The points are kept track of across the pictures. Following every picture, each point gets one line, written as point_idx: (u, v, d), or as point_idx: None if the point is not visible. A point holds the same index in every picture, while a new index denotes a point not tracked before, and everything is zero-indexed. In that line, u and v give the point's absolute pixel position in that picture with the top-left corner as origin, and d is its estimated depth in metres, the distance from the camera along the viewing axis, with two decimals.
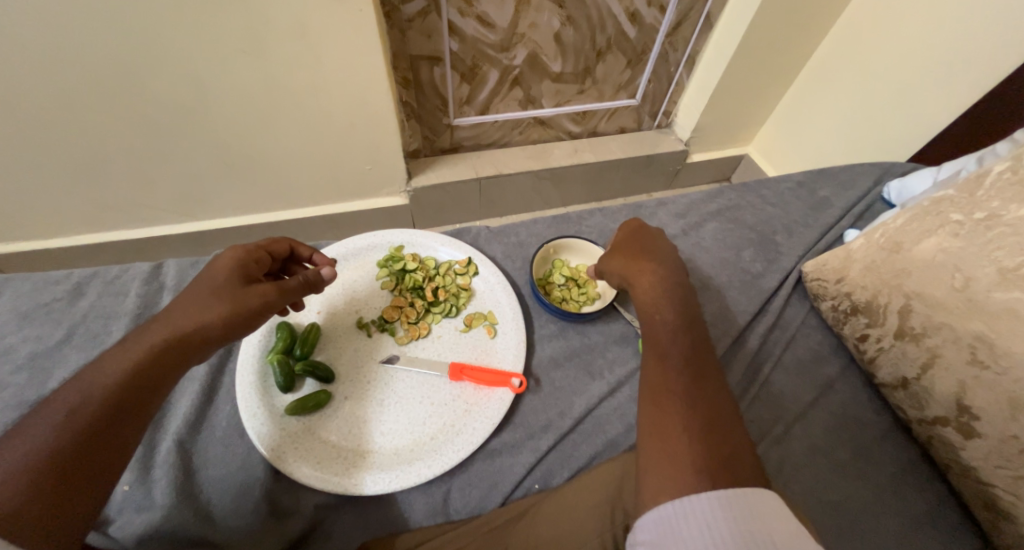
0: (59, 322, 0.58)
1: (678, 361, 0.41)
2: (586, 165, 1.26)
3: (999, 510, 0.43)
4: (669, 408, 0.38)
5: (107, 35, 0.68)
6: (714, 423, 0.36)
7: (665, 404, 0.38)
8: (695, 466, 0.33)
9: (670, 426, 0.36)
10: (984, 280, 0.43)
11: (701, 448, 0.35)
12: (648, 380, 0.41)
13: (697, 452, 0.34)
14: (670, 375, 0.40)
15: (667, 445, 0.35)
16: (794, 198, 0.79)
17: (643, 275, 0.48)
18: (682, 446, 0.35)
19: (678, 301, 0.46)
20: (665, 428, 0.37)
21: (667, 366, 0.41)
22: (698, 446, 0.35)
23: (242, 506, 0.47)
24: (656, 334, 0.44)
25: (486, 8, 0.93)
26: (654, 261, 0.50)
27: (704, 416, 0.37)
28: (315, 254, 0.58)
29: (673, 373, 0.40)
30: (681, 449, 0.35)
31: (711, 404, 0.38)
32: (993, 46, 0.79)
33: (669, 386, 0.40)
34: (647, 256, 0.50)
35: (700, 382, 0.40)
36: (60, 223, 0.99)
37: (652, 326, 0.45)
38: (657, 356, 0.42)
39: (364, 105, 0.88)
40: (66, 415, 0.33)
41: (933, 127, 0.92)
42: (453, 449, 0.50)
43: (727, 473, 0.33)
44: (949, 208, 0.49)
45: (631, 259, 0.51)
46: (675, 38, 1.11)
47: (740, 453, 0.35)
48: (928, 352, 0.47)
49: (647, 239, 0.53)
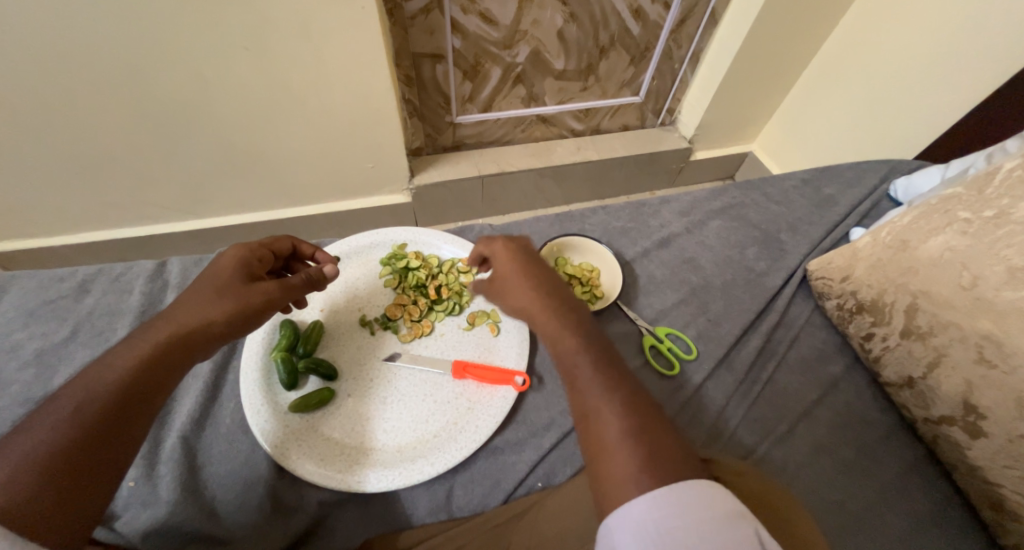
0: (64, 320, 0.58)
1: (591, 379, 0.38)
2: (589, 163, 1.25)
3: (1006, 509, 0.43)
4: (600, 428, 0.35)
5: (107, 32, 0.68)
6: (647, 426, 0.34)
7: (596, 425, 0.35)
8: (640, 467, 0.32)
9: (612, 444, 0.34)
10: (992, 279, 0.42)
11: (640, 455, 0.33)
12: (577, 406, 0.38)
13: (639, 458, 0.32)
14: (592, 393, 0.37)
15: (611, 467, 0.33)
16: (798, 196, 0.78)
17: (526, 299, 0.46)
18: (626, 459, 0.33)
19: (573, 315, 0.44)
20: (607, 449, 0.34)
21: (587, 384, 0.38)
22: (639, 454, 0.33)
23: (246, 502, 0.47)
24: (565, 355, 0.40)
25: (489, 5, 0.92)
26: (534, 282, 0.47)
27: (638, 422, 0.35)
28: (318, 252, 0.57)
29: (597, 389, 0.37)
30: (624, 461, 0.33)
31: (642, 406, 0.36)
32: (1001, 41, 0.78)
33: (595, 404, 0.36)
34: (525, 274, 0.48)
35: (624, 387, 0.37)
36: (64, 221, 1.00)
37: (563, 348, 0.41)
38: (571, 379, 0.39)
39: (366, 102, 0.88)
40: (72, 412, 0.33)
41: (940, 124, 0.91)
42: (456, 447, 0.50)
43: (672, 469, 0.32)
44: (958, 206, 0.48)
45: (511, 280, 0.49)
46: (679, 34, 1.10)
47: (680, 449, 0.33)
48: (935, 351, 0.47)
49: (520, 254, 0.51)
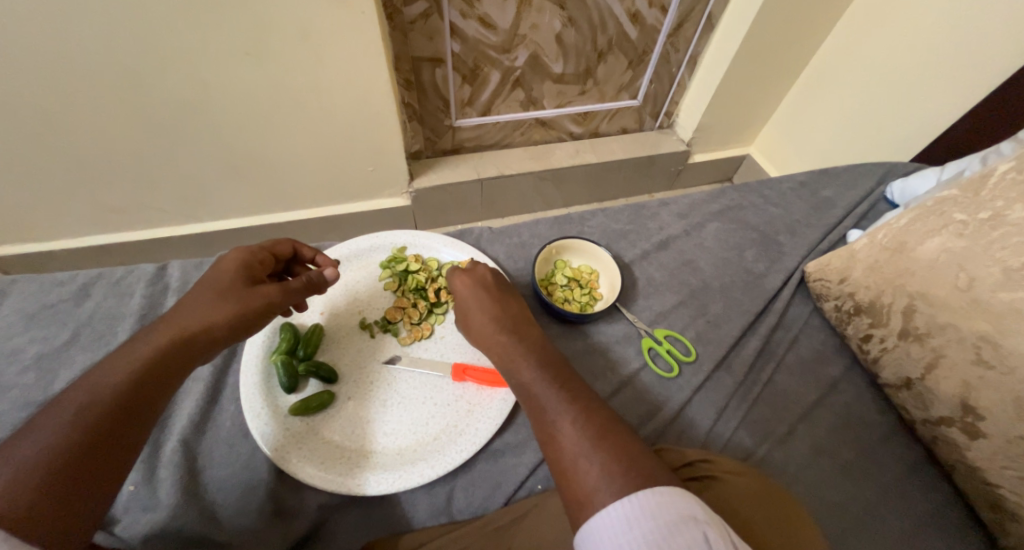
0: (64, 324, 0.58)
1: (552, 401, 0.40)
2: (588, 166, 1.26)
3: (1005, 510, 0.43)
4: (562, 445, 0.36)
5: (108, 36, 0.68)
6: (605, 435, 0.36)
7: (558, 443, 0.37)
8: (612, 476, 0.33)
9: (577, 458, 0.35)
10: (988, 281, 0.43)
11: (601, 463, 0.34)
12: (541, 427, 0.39)
13: (601, 466, 0.34)
14: (553, 412, 0.39)
15: (576, 481, 0.34)
16: (795, 198, 0.79)
17: (486, 327, 0.48)
18: (588, 469, 0.34)
19: (529, 342, 0.46)
20: (571, 464, 0.35)
21: (549, 405, 0.39)
22: (601, 463, 0.34)
23: (246, 506, 0.47)
24: (525, 381, 0.42)
25: (488, 10, 0.93)
26: (492, 314, 0.49)
27: (598, 433, 0.36)
28: (318, 255, 0.58)
29: (558, 408, 0.39)
30: (588, 471, 0.34)
31: (601, 417, 0.38)
32: (996, 44, 0.79)
33: (558, 422, 0.38)
34: (486, 302, 0.51)
35: (584, 403, 0.39)
36: (64, 225, 1.00)
37: (528, 372, 0.43)
38: (532, 403, 0.41)
39: (365, 105, 0.88)
40: (73, 415, 0.33)
41: (937, 127, 0.91)
42: (455, 450, 0.50)
43: (638, 473, 0.33)
44: (953, 208, 0.48)
45: (473, 308, 0.51)
46: (677, 39, 1.11)
47: (643, 451, 0.35)
48: (933, 351, 0.47)
49: (480, 282, 0.53)
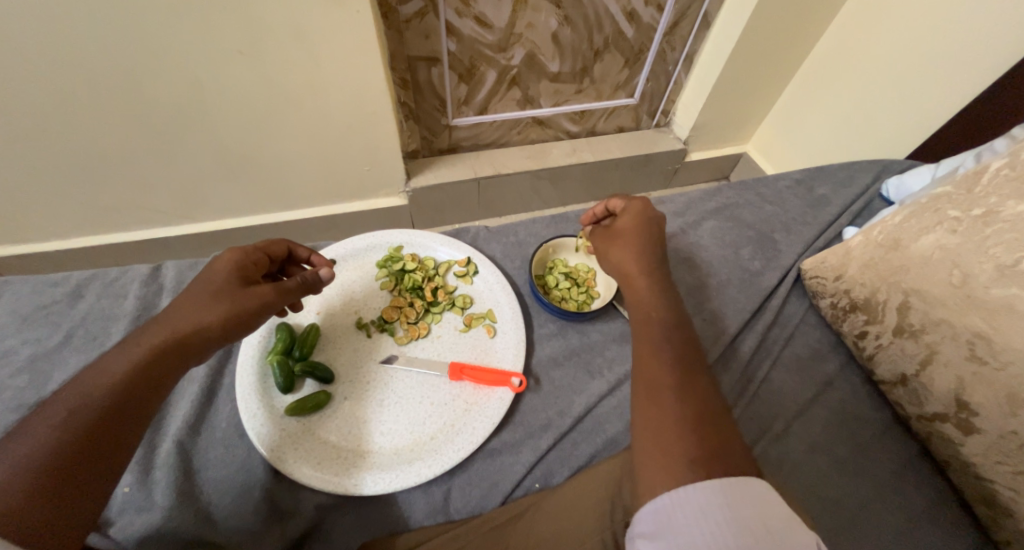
0: (58, 325, 0.58)
1: (670, 360, 0.41)
2: (586, 164, 1.26)
3: (998, 506, 0.43)
4: (658, 402, 0.37)
5: (102, 36, 0.67)
6: (705, 422, 0.36)
7: (657, 397, 0.38)
8: (691, 455, 0.33)
9: (665, 420, 0.36)
10: (982, 277, 0.43)
11: (698, 439, 0.34)
12: (641, 375, 0.41)
13: (695, 446, 0.34)
14: (659, 369, 0.40)
15: (663, 437, 0.35)
16: (792, 196, 0.79)
17: (634, 267, 0.49)
18: (680, 440, 0.34)
19: (668, 298, 0.47)
20: (657, 420, 0.36)
21: (656, 359, 0.41)
22: (696, 443, 0.34)
23: (242, 507, 0.47)
24: (653, 329, 0.44)
25: (484, 8, 0.93)
26: (642, 263, 0.49)
27: (696, 414, 0.36)
28: (313, 256, 0.57)
29: (664, 367, 0.40)
30: (677, 440, 0.34)
31: (706, 404, 0.38)
32: (990, 42, 0.79)
33: (661, 379, 0.39)
34: (625, 245, 0.51)
35: (692, 378, 0.39)
36: (59, 225, 0.99)
37: (646, 323, 0.44)
38: (648, 349, 0.42)
39: (362, 105, 0.88)
40: (63, 419, 0.33)
41: (931, 125, 0.92)
42: (453, 449, 0.50)
43: (727, 465, 0.33)
44: (947, 204, 0.49)
45: (605, 249, 0.53)
46: (673, 37, 1.11)
47: (736, 447, 0.35)
48: (927, 348, 0.47)
49: (635, 223, 0.52)
